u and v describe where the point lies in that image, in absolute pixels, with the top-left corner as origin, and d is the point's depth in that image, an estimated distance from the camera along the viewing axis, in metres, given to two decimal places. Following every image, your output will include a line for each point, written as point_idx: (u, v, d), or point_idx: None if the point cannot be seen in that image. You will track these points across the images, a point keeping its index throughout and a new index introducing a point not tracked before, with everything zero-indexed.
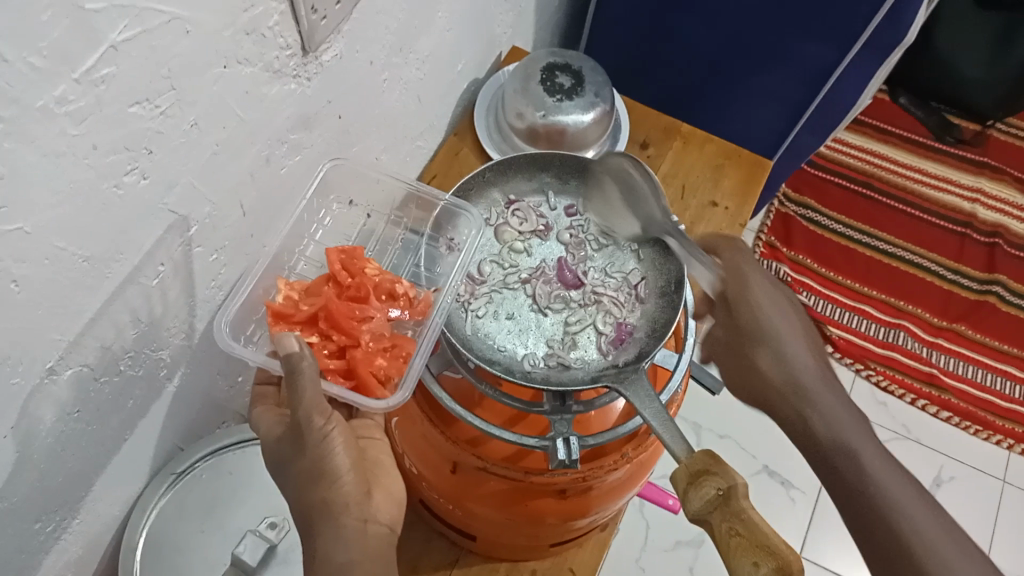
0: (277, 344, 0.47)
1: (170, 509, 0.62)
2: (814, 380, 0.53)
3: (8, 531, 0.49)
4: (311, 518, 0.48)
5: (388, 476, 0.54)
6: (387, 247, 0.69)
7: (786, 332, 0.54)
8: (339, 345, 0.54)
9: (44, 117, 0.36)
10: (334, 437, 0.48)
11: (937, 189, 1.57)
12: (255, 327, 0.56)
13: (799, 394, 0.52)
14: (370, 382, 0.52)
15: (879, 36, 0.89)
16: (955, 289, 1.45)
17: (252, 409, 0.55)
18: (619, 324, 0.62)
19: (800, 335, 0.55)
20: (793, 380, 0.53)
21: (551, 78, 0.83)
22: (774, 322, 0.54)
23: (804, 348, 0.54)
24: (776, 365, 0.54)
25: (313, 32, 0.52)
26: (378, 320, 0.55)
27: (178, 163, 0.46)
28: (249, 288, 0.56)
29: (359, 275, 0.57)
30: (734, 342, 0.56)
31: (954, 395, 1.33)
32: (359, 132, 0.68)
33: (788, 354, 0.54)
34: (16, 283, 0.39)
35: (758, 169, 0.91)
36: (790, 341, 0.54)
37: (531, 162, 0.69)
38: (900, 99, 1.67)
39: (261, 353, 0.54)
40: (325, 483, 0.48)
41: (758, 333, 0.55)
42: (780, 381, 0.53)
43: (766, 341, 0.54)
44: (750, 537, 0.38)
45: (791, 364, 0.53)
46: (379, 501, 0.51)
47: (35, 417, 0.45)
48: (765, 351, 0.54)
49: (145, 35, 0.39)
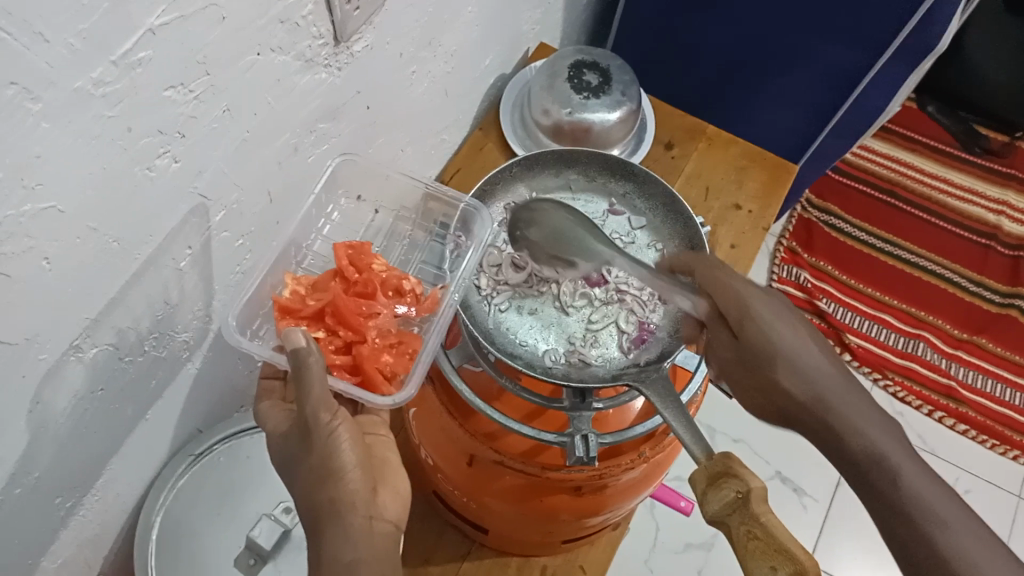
0: (284, 339, 0.50)
1: (187, 491, 0.63)
2: (842, 390, 0.49)
3: (30, 506, 0.50)
4: (319, 516, 0.48)
5: (396, 475, 0.53)
6: (395, 242, 0.69)
7: (800, 343, 0.51)
8: (345, 340, 0.54)
9: (80, 99, 0.36)
10: (341, 433, 0.49)
11: (962, 200, 1.55)
12: (261, 321, 0.56)
13: (827, 403, 0.48)
14: (376, 378, 0.52)
15: (911, 42, 0.88)
16: (977, 301, 1.44)
17: (258, 404, 0.55)
18: (642, 323, 0.61)
19: (815, 344, 0.52)
20: (819, 389, 0.49)
21: (578, 75, 0.84)
22: (784, 334, 0.52)
23: (818, 356, 0.51)
24: (798, 381, 0.50)
25: (345, 22, 0.52)
26: (385, 316, 0.55)
27: (209, 150, 0.47)
28: (257, 282, 0.55)
29: (366, 271, 0.57)
30: (745, 363, 0.53)
31: (972, 408, 1.32)
32: (385, 124, 0.68)
33: (803, 366, 0.50)
34: (46, 261, 0.39)
35: (783, 172, 0.90)
36: (803, 352, 0.51)
37: (558, 158, 0.70)
38: (928, 107, 1.65)
39: (268, 348, 0.54)
40: (334, 479, 0.48)
41: (770, 349, 0.51)
42: (806, 394, 0.49)
43: (779, 356, 0.51)
44: (769, 541, 0.38)
45: (811, 374, 0.50)
46: (386, 499, 0.50)
47: (60, 395, 0.46)
48: (781, 368, 0.50)
49: (181, 21, 0.39)
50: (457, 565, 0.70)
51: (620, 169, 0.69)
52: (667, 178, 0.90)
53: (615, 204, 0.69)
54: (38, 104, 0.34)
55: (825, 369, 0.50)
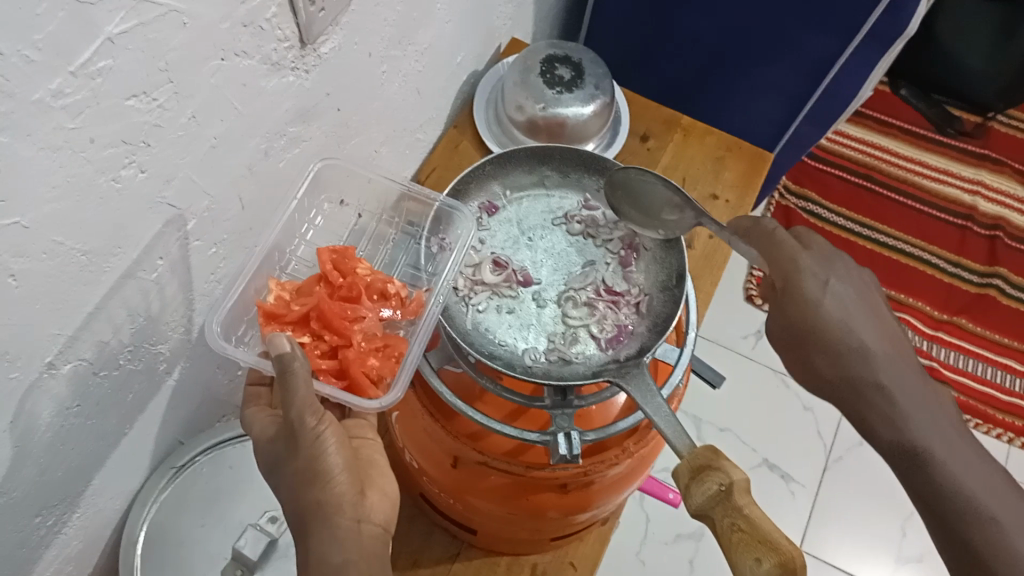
0: (268, 343, 0.48)
1: (171, 503, 0.62)
2: (891, 369, 0.50)
3: (6, 528, 0.48)
4: (306, 520, 0.47)
5: (384, 476, 0.53)
6: (380, 246, 0.68)
7: (851, 318, 0.52)
8: (331, 344, 0.53)
9: (40, 111, 0.35)
10: (326, 437, 0.48)
11: (937, 182, 1.56)
12: (246, 327, 0.55)
13: (871, 388, 0.49)
14: (362, 382, 0.51)
15: (881, 28, 0.88)
16: (955, 282, 1.45)
17: (244, 409, 0.55)
18: (619, 325, 0.61)
19: (869, 320, 0.53)
20: (865, 373, 0.50)
21: (551, 69, 0.84)
22: (828, 307, 0.52)
23: (871, 332, 0.52)
24: (841, 360, 0.51)
25: (310, 24, 0.51)
26: (370, 319, 0.55)
27: (176, 158, 0.46)
28: (240, 289, 0.55)
29: (350, 275, 0.57)
30: (790, 339, 0.53)
31: (955, 387, 1.33)
32: (357, 126, 0.67)
33: (856, 347, 0.51)
34: (12, 277, 0.38)
35: (759, 161, 0.91)
36: (856, 332, 0.51)
37: (532, 155, 0.69)
38: (901, 91, 1.66)
39: (253, 354, 0.53)
40: (319, 483, 0.48)
41: (812, 322, 0.52)
42: (849, 377, 0.50)
43: (822, 333, 0.51)
44: (753, 533, 0.38)
45: (855, 356, 0.51)
46: (373, 501, 0.50)
47: (34, 412, 0.45)
48: (823, 347, 0.51)
49: (141, 28, 0.38)
50: (447, 567, 0.70)
51: (593, 165, 0.69)
52: (644, 170, 0.90)
53: (590, 200, 0.69)
54: None
55: (873, 346, 0.51)
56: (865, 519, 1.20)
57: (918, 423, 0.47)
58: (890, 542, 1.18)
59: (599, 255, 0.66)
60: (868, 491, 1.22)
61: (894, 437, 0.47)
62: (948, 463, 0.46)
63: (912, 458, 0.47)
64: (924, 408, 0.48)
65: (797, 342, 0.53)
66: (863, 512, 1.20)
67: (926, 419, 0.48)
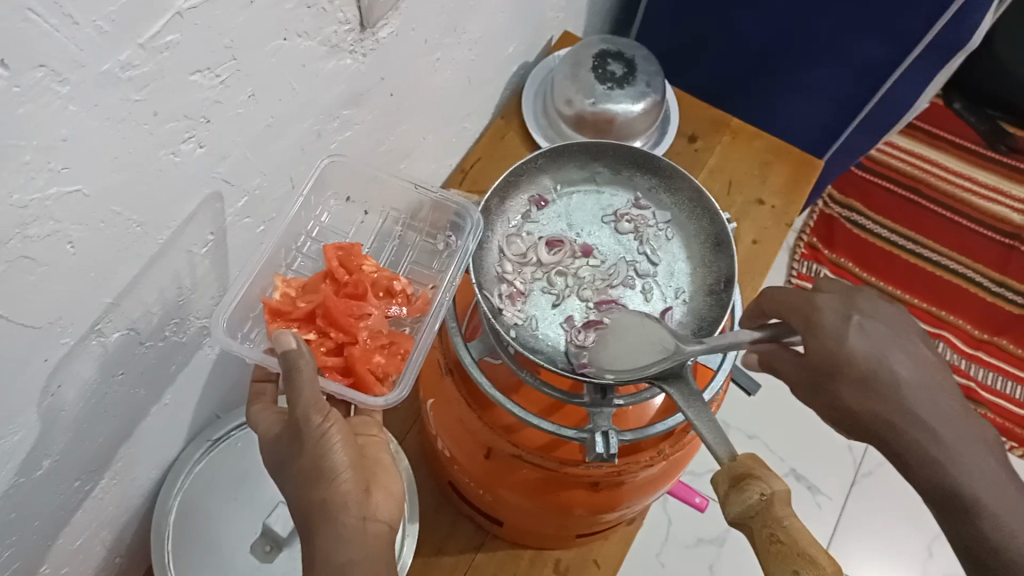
0: (275, 340, 0.47)
1: (204, 474, 0.64)
2: (928, 401, 0.44)
3: (47, 490, 0.50)
4: (311, 517, 0.47)
5: (389, 474, 0.52)
6: (385, 243, 0.65)
7: (884, 348, 0.45)
8: (337, 342, 0.53)
9: (108, 82, 0.36)
10: (331, 436, 0.47)
11: (986, 199, 1.52)
12: (251, 324, 0.55)
13: (906, 422, 0.44)
14: (366, 379, 0.52)
15: (943, 37, 0.86)
16: (999, 302, 1.42)
17: (249, 406, 0.54)
18: (514, 293, 0.61)
19: (906, 349, 0.46)
20: (896, 404, 0.44)
21: (603, 65, 0.83)
22: (852, 343, 0.45)
23: (910, 365, 0.45)
24: (864, 394, 0.45)
25: (370, 7, 0.52)
26: (376, 317, 0.54)
27: (234, 134, 0.46)
28: (246, 286, 0.54)
29: (356, 272, 0.56)
30: (808, 378, 0.47)
31: (990, 409, 1.31)
32: (406, 112, 0.67)
33: (895, 377, 0.45)
34: (71, 244, 0.39)
35: (807, 167, 0.89)
36: (898, 362, 0.45)
37: (585, 150, 0.67)
38: (953, 105, 1.62)
39: (258, 351, 0.52)
40: (325, 481, 0.47)
41: (835, 360, 0.45)
42: (879, 413, 0.44)
43: (849, 371, 0.45)
44: (791, 545, 0.37)
45: (885, 389, 0.44)
46: (380, 499, 0.49)
47: (75, 379, 0.45)
48: (844, 380, 0.45)
49: (209, 5, 0.39)
50: (470, 557, 0.70)
51: (644, 164, 0.67)
52: (689, 170, 0.89)
53: (642, 198, 0.67)
54: (66, 87, 0.34)
55: (907, 380, 0.45)
56: (888, 537, 1.18)
57: (961, 464, 0.43)
58: (915, 561, 1.16)
59: (659, 266, 0.65)
60: (894, 511, 1.20)
61: (936, 477, 0.43)
62: (995, 505, 0.42)
63: (953, 498, 0.42)
64: (971, 438, 0.44)
65: (820, 386, 0.46)
66: (888, 530, 1.19)
67: (971, 446, 0.43)
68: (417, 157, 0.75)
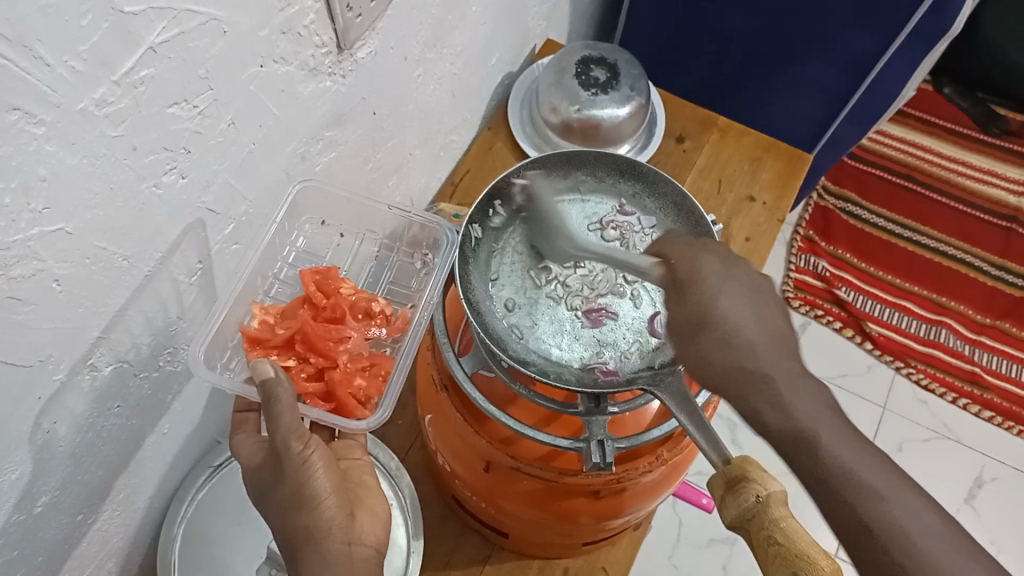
0: (252, 367, 0.46)
1: (208, 501, 0.64)
2: (777, 360, 0.43)
3: (49, 525, 0.50)
4: (297, 547, 0.47)
5: (373, 496, 0.52)
6: (363, 264, 0.65)
7: (743, 310, 0.46)
8: (316, 367, 0.54)
9: (85, 120, 0.36)
10: (314, 462, 0.47)
11: (981, 182, 1.52)
12: (231, 353, 0.55)
13: (755, 374, 0.43)
14: (349, 404, 0.52)
15: (926, 24, 0.86)
16: (999, 285, 1.41)
17: (233, 436, 0.54)
18: (501, 299, 0.61)
19: (762, 316, 0.46)
20: (748, 359, 0.44)
21: (586, 71, 0.83)
22: (720, 299, 0.46)
23: (763, 330, 0.45)
24: (724, 349, 0.44)
25: (348, 29, 0.52)
26: (355, 339, 0.55)
27: (216, 162, 0.46)
28: (224, 315, 0.53)
29: (334, 295, 0.56)
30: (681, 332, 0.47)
31: (997, 394, 1.31)
32: (391, 129, 0.67)
33: (744, 335, 0.45)
34: (57, 282, 0.39)
35: (797, 164, 0.89)
36: (750, 322, 0.45)
37: (567, 159, 0.68)
38: (943, 89, 1.62)
39: (238, 380, 0.53)
40: (309, 508, 0.47)
41: (704, 314, 0.46)
42: (733, 364, 0.44)
43: (714, 324, 0.46)
44: (789, 547, 0.37)
45: (740, 345, 0.44)
46: (364, 522, 0.49)
47: (67, 414, 0.45)
48: (708, 334, 0.45)
49: (182, 37, 0.39)
50: (478, 569, 0.70)
51: (629, 170, 0.68)
52: (679, 171, 0.89)
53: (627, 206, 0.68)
54: (42, 127, 0.34)
55: (761, 340, 0.44)
56: None
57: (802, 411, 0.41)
58: None
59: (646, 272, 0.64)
60: None
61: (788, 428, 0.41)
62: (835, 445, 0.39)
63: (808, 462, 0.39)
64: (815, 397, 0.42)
65: (689, 334, 0.47)
66: None
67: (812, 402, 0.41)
68: (406, 173, 0.75)
